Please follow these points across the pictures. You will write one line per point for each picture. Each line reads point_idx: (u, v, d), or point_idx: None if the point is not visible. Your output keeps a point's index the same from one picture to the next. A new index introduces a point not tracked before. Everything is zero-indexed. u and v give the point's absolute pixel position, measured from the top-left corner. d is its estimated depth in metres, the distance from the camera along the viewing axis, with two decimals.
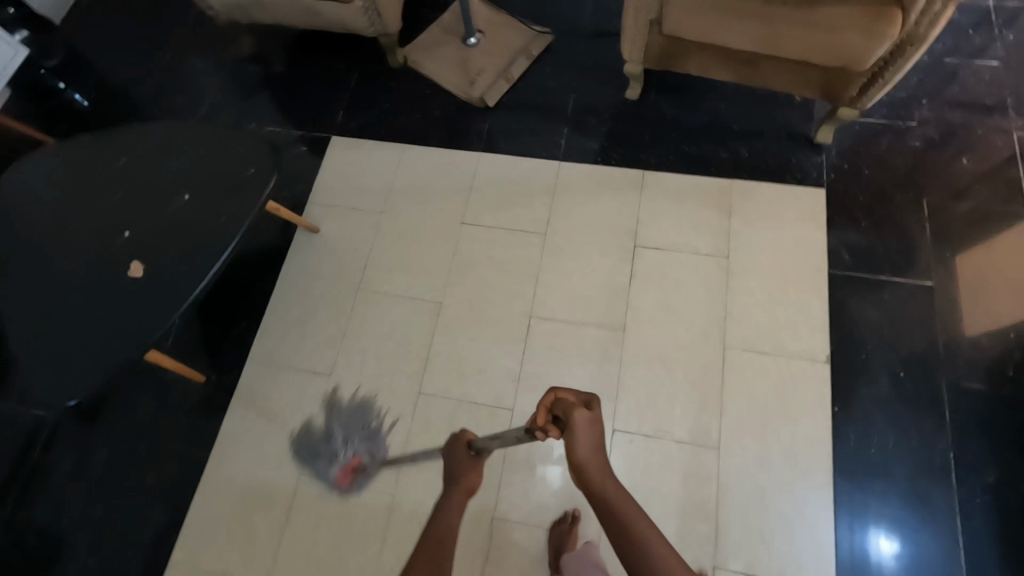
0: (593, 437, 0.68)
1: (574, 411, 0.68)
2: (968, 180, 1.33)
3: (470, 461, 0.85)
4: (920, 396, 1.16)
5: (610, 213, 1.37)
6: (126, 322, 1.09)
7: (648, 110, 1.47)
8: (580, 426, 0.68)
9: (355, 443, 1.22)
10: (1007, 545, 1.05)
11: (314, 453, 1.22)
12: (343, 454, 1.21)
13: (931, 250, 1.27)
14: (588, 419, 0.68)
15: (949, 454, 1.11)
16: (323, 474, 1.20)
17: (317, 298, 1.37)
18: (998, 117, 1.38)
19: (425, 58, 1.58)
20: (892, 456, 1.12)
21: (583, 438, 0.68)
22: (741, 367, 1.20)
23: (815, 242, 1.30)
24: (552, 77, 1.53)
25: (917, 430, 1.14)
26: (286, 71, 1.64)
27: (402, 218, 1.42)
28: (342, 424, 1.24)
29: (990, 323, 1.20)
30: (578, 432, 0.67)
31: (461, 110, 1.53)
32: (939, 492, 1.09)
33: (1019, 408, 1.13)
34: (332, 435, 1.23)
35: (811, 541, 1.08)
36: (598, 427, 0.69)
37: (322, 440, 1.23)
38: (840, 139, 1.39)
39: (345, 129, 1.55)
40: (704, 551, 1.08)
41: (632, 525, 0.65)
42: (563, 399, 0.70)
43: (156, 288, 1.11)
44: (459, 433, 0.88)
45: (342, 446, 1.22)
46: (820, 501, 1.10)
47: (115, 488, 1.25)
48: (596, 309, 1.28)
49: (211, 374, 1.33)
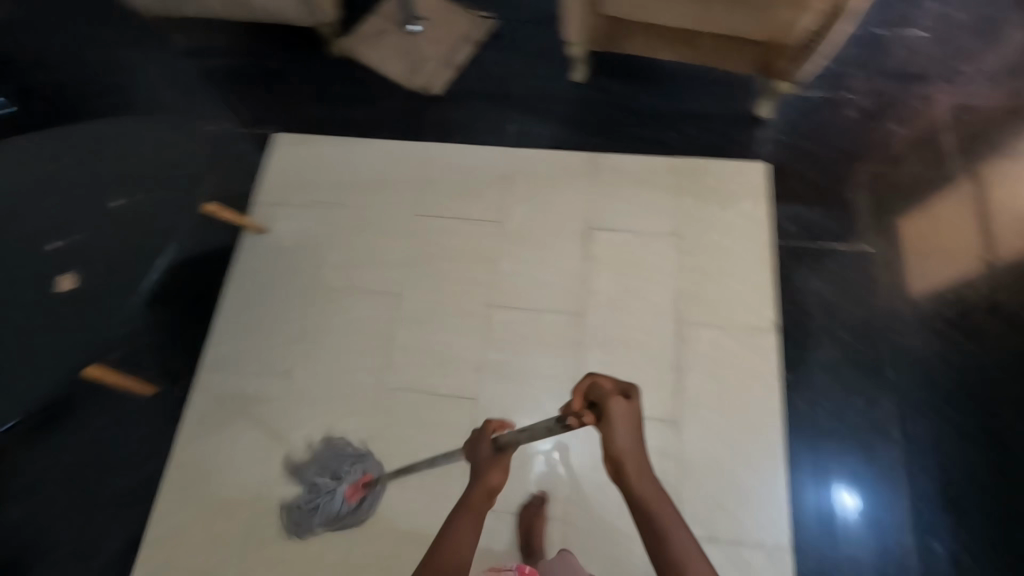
0: (629, 432, 0.66)
1: (611, 401, 0.65)
2: (901, 148, 1.39)
3: (494, 455, 0.77)
4: (865, 358, 1.21)
5: (564, 195, 1.37)
6: (62, 334, 1.03)
7: (595, 91, 1.47)
8: (614, 420, 0.65)
9: (349, 469, 1.13)
10: (949, 491, 1.12)
11: (307, 507, 1.12)
12: (345, 483, 1.12)
13: (870, 218, 1.32)
14: (625, 410, 0.65)
15: (893, 411, 1.17)
16: (334, 510, 1.10)
17: (268, 299, 1.33)
18: (926, 86, 1.44)
19: (365, 49, 1.54)
20: (842, 417, 1.18)
21: (619, 435, 0.65)
22: (697, 343, 1.23)
23: (763, 216, 1.33)
24: (497, 62, 1.52)
25: (863, 390, 1.19)
26: (224, 65, 1.58)
27: (355, 212, 1.39)
28: (320, 476, 1.14)
29: (926, 284, 1.26)
30: (610, 427, 0.65)
31: (412, 102, 1.49)
32: (889, 447, 1.15)
33: (955, 362, 1.20)
34: (317, 486, 1.12)
35: (773, 505, 1.12)
36: (629, 421, 0.65)
37: (310, 494, 1.12)
38: (782, 114, 1.43)
39: (289, 123, 1.50)
40: None
41: (652, 515, 0.67)
42: (598, 389, 0.66)
43: (92, 297, 1.06)
44: (489, 420, 0.82)
45: (332, 489, 1.11)
46: (776, 461, 1.14)
47: (65, 510, 1.19)
48: (553, 293, 1.28)
49: (160, 386, 1.28)
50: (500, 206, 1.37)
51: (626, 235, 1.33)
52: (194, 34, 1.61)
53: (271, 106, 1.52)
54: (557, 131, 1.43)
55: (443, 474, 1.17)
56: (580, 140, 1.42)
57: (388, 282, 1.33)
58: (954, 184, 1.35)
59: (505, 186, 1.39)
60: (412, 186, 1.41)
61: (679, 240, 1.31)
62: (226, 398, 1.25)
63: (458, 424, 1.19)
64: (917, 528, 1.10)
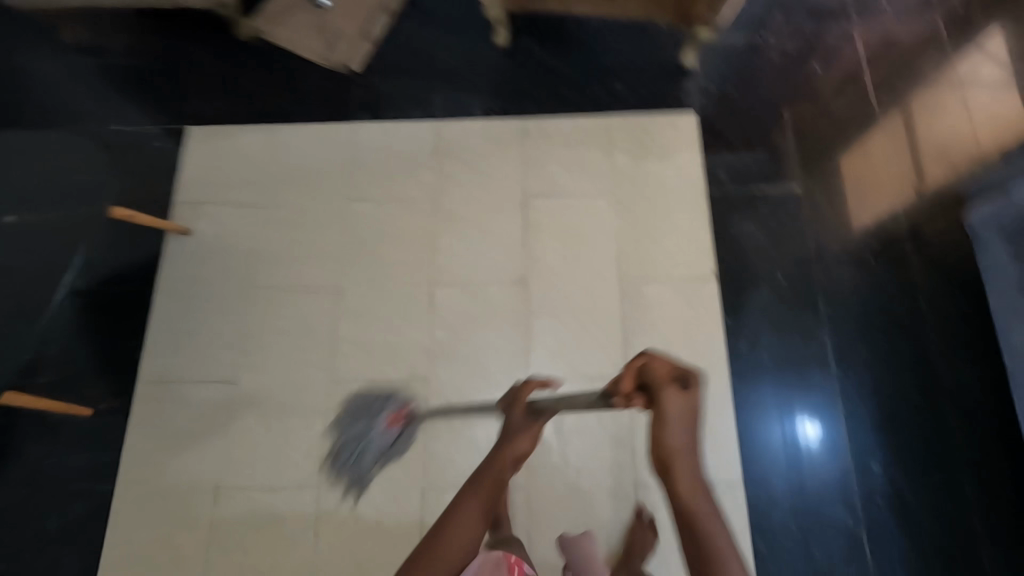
0: (685, 424, 0.59)
1: (666, 383, 0.62)
2: (824, 88, 1.41)
3: (528, 421, 0.74)
4: (800, 297, 1.25)
5: (498, 165, 1.35)
6: None
7: (519, 55, 1.44)
8: (666, 402, 0.60)
9: (380, 415, 1.11)
10: (889, 413, 1.19)
11: (355, 454, 1.09)
12: (384, 424, 1.11)
13: (797, 160, 1.35)
14: (681, 397, 0.60)
15: (833, 344, 1.23)
16: (388, 446, 1.11)
17: (203, 304, 1.28)
18: (843, 24, 1.46)
19: (276, 27, 1.45)
20: (791, 352, 1.22)
21: (671, 422, 0.59)
22: (642, 300, 1.24)
23: (696, 167, 1.34)
24: (416, 33, 1.47)
25: (801, 328, 1.23)
26: (123, 58, 1.47)
27: (283, 204, 1.34)
28: (353, 429, 1.10)
29: (852, 219, 1.30)
30: (661, 409, 0.60)
31: (332, 83, 1.43)
32: (843, 376, 1.21)
33: (885, 291, 1.25)
34: (358, 438, 1.10)
35: (729, 445, 1.16)
36: (690, 411, 0.60)
37: (354, 444, 1.09)
38: (707, 63, 1.43)
39: (202, 114, 1.41)
40: (630, 476, 1.15)
41: (700, 535, 0.55)
42: (653, 369, 0.64)
43: None
44: (529, 381, 0.79)
45: (375, 430, 1.10)
46: (722, 404, 1.18)
47: (12, 543, 1.15)
48: (496, 266, 1.27)
49: (97, 406, 1.22)
50: (434, 183, 1.34)
51: (564, 198, 1.32)
52: (85, 26, 1.48)
53: (181, 98, 1.42)
54: (484, 99, 1.39)
55: (401, 458, 1.16)
56: (510, 106, 1.39)
57: (327, 272, 1.29)
58: (874, 119, 1.39)
59: (436, 161, 1.36)
60: (341, 170, 1.36)
61: (616, 199, 1.31)
62: (172, 409, 1.21)
63: None
64: (874, 449, 1.17)
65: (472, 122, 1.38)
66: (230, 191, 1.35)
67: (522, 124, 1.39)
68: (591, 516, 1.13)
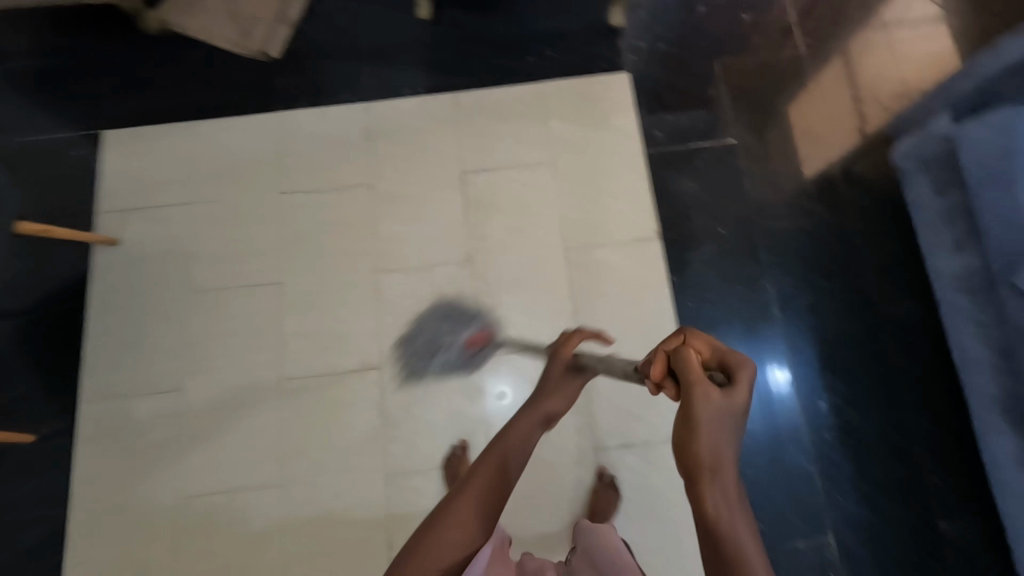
0: (724, 430, 0.46)
1: (701, 377, 0.47)
2: (752, 36, 1.40)
3: (563, 378, 0.76)
4: (742, 248, 1.27)
5: (430, 143, 1.31)
6: None
7: (443, 27, 1.39)
8: (703, 405, 0.46)
9: (466, 328, 1.18)
10: (837, 352, 1.23)
11: (426, 355, 1.18)
12: (464, 334, 1.18)
13: (730, 112, 1.35)
14: (723, 398, 0.46)
15: (784, 292, 1.25)
16: (460, 364, 1.17)
17: (139, 314, 1.23)
18: None
19: (185, 19, 1.38)
20: (750, 301, 1.24)
21: (711, 431, 0.45)
22: (588, 265, 1.24)
23: (631, 127, 1.33)
24: (333, 12, 1.41)
25: (744, 277, 1.25)
26: (21, 63, 1.37)
27: (208, 202, 1.29)
28: (435, 332, 1.19)
29: (786, 166, 1.32)
30: (697, 414, 0.46)
31: (250, 70, 1.36)
32: (793, 320, 1.24)
33: (822, 235, 1.28)
34: (437, 343, 1.18)
35: None
36: (732, 416, 0.46)
37: (428, 344, 1.18)
38: (634, 20, 1.41)
39: (115, 116, 1.34)
40: (587, 440, 1.17)
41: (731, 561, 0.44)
42: (689, 358, 0.50)
43: None
44: (576, 332, 0.77)
45: (451, 337, 1.18)
46: None
47: None
48: (440, 245, 1.25)
49: (36, 431, 1.17)
50: (365, 167, 1.30)
51: (502, 170, 1.30)
52: None
53: (90, 99, 1.35)
54: (411, 77, 1.36)
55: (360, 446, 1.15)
56: (438, 80, 1.35)
57: (265, 269, 1.25)
58: (804, 64, 1.39)
59: (367, 143, 1.31)
60: (266, 163, 1.31)
61: (554, 166, 1.30)
62: (119, 426, 1.17)
63: (368, 395, 1.17)
64: (834, 389, 1.21)
65: (400, 99, 1.33)
66: (151, 196, 1.29)
67: (453, 97, 1.35)
68: (554, 483, 1.15)
